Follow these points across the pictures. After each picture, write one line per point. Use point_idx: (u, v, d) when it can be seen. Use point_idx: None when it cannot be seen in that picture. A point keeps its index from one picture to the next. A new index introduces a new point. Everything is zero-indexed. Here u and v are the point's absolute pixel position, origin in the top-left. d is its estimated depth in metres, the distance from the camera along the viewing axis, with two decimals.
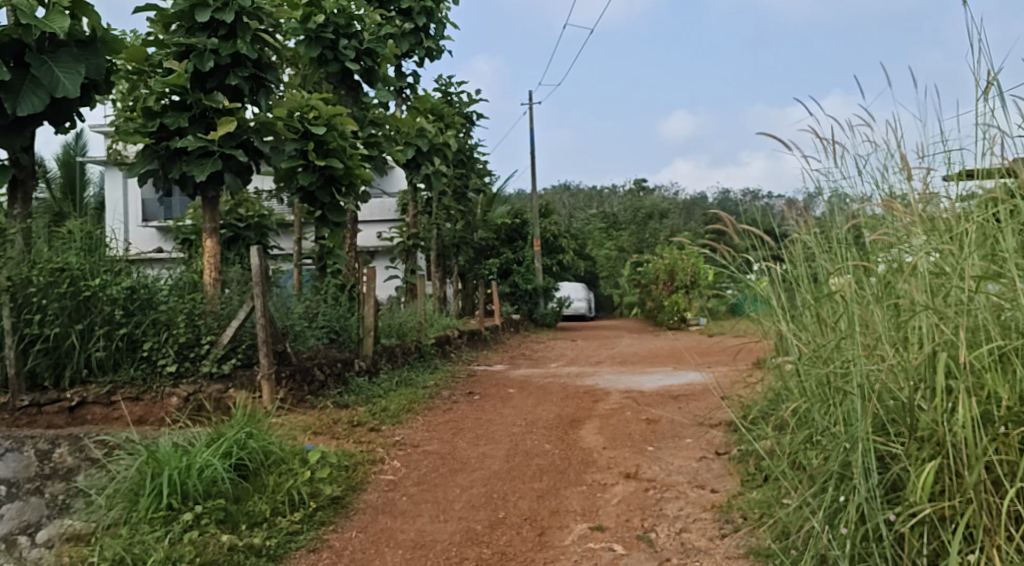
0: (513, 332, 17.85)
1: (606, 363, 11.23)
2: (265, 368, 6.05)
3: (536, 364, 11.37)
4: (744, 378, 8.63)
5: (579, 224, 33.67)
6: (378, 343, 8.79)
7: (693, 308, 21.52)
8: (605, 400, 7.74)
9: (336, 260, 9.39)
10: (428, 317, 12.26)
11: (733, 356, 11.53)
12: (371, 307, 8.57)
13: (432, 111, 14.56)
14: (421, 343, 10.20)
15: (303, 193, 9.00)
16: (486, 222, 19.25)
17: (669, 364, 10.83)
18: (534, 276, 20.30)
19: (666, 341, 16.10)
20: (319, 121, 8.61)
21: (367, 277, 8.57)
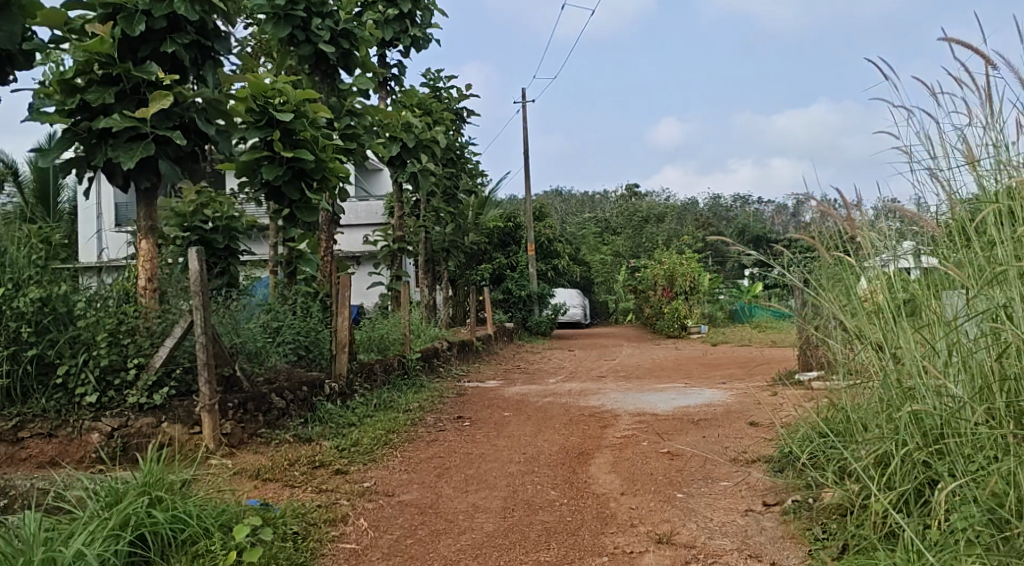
0: (507, 341, 16.81)
1: (609, 378, 10.20)
2: (205, 398, 5.03)
3: (533, 379, 10.32)
4: (769, 399, 7.59)
5: (574, 228, 32.59)
6: (354, 360, 7.70)
7: (694, 315, 20.50)
8: (615, 425, 6.71)
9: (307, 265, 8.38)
10: (414, 327, 11.19)
11: (748, 371, 10.50)
12: (345, 319, 7.39)
13: (418, 106, 13.50)
14: (406, 359, 9.11)
15: (269, 189, 7.93)
16: (477, 226, 18.18)
17: (680, 380, 9.78)
18: (528, 281, 19.35)
19: (670, 351, 15.05)
20: (286, 106, 7.61)
21: (342, 284, 7.44)
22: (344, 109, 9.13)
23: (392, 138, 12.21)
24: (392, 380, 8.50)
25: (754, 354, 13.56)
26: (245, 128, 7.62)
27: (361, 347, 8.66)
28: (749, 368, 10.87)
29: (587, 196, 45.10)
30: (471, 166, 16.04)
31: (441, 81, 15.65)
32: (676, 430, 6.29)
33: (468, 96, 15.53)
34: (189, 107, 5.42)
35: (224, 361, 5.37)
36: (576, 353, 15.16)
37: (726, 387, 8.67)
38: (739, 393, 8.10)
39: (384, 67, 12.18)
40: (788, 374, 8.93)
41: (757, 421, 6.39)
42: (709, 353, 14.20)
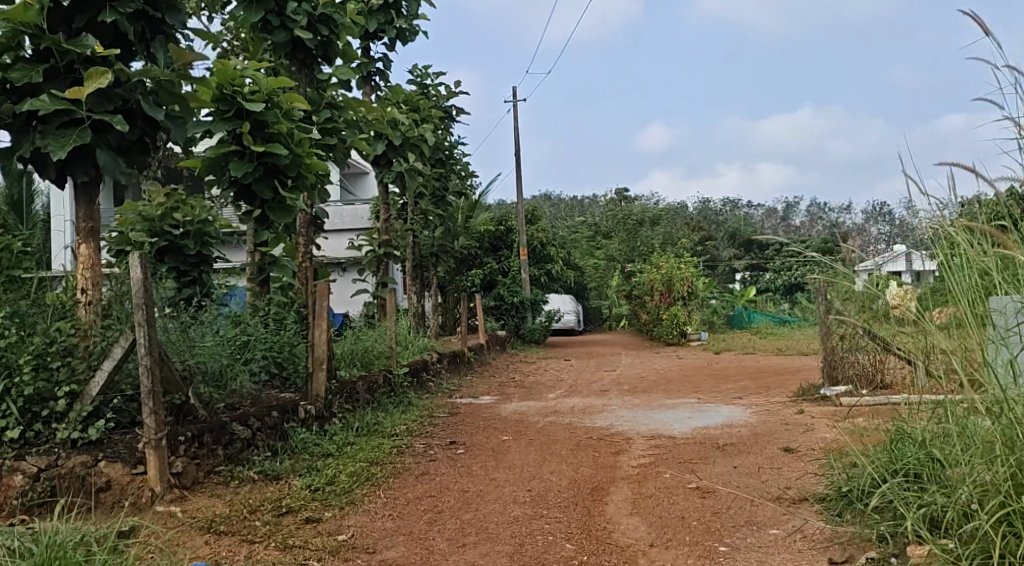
0: (500, 351, 16.01)
1: (613, 393, 9.40)
2: (150, 432, 4.22)
3: (530, 395, 9.51)
4: (796, 419, 6.81)
5: (566, 231, 31.81)
6: (334, 378, 6.89)
7: (693, 322, 19.73)
8: (628, 451, 5.92)
9: (280, 272, 7.62)
10: (402, 338, 10.41)
11: (762, 385, 9.71)
12: (323, 333, 6.57)
13: (405, 102, 12.71)
14: (392, 375, 8.30)
15: (239, 188, 7.14)
16: (467, 229, 17.38)
17: (691, 394, 9.02)
18: (521, 287, 18.56)
19: (671, 361, 14.28)
20: (257, 95, 6.82)
21: (320, 293, 6.60)
22: (324, 102, 8.36)
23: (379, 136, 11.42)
24: (377, 400, 7.69)
25: (762, 364, 12.80)
26: (211, 120, 6.83)
27: (341, 362, 7.84)
28: (763, 381, 10.08)
29: (579, 199, 44.33)
30: (461, 167, 15.25)
31: (429, 78, 14.86)
32: (700, 458, 5.51)
33: (457, 93, 14.75)
34: (134, 88, 4.61)
35: (175, 387, 4.56)
36: (573, 363, 14.37)
37: (743, 405, 7.89)
38: (760, 412, 7.31)
39: (368, 60, 11.39)
40: (811, 390, 8.16)
41: (792, 449, 5.61)
42: (714, 363, 13.43)
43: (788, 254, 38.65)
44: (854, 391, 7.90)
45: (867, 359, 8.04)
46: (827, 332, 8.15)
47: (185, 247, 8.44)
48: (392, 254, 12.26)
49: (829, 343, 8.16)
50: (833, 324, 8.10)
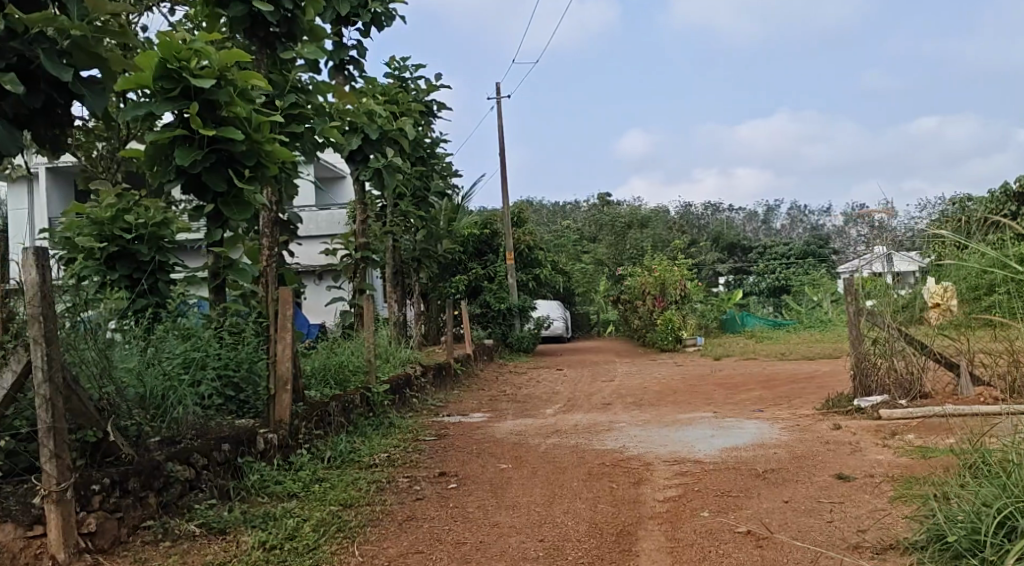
0: (487, 361, 15.07)
1: (618, 407, 8.48)
2: (49, 482, 3.30)
3: (526, 411, 8.58)
4: (836, 437, 5.92)
5: (552, 234, 30.89)
6: (300, 399, 5.95)
7: (689, 326, 18.85)
8: (651, 482, 5.01)
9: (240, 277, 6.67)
10: (382, 349, 9.45)
11: (780, 395, 8.83)
12: (286, 348, 5.68)
13: (381, 94, 11.79)
14: (371, 394, 7.35)
15: (188, 178, 6.23)
16: (451, 233, 16.45)
17: (704, 407, 8.11)
18: (508, 293, 17.65)
19: (672, 369, 13.39)
20: (206, 71, 6.02)
21: (284, 302, 5.67)
22: (289, 86, 7.53)
23: (354, 130, 10.54)
24: (353, 423, 6.76)
25: (770, 372, 11.92)
26: (153, 101, 6.01)
27: (312, 380, 6.89)
28: (779, 391, 9.20)
29: (564, 203, 43.46)
30: (444, 166, 14.35)
31: (407, 70, 13.97)
32: (739, 489, 4.61)
33: (438, 87, 13.85)
34: (34, 41, 3.63)
35: (88, 422, 3.64)
36: (566, 373, 13.44)
37: (769, 420, 6.99)
38: (791, 428, 6.42)
39: (341, 47, 10.48)
40: (841, 399, 7.28)
41: (847, 475, 4.72)
42: (718, 370, 12.53)
43: (777, 256, 37.92)
44: (892, 400, 7.03)
45: (904, 364, 7.08)
46: (858, 335, 7.23)
47: (140, 252, 7.42)
48: (371, 258, 11.31)
49: (861, 349, 7.23)
50: (864, 326, 7.20)
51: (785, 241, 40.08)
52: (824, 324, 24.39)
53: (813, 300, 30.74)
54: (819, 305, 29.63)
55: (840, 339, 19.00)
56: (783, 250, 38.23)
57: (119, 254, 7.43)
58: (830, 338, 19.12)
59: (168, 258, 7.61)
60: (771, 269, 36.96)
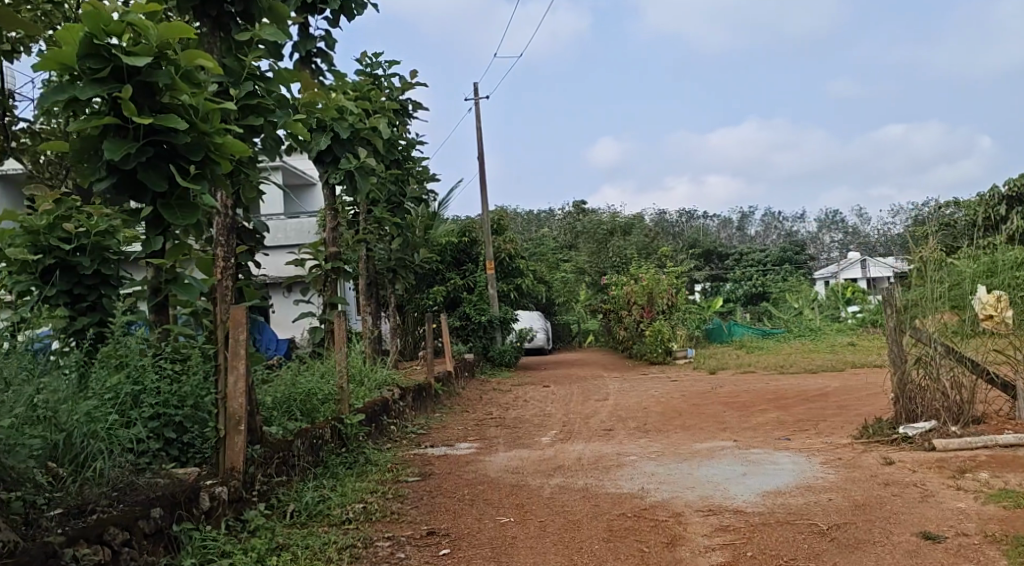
0: (469, 378, 14.07)
1: (622, 435, 7.51)
2: None
3: (519, 440, 7.59)
4: (895, 478, 5.02)
5: (530, 240, 29.93)
6: (256, 440, 4.96)
7: (679, 337, 17.94)
8: (690, 541, 4.09)
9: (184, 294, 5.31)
10: (356, 371, 8.44)
11: (801, 418, 7.91)
12: (240, 380, 4.66)
13: (352, 90, 10.82)
14: (342, 426, 6.35)
15: (122, 177, 5.20)
16: (427, 241, 15.48)
17: (721, 434, 7.19)
18: (488, 304, 16.66)
19: (667, 385, 12.50)
20: (142, 48, 5.03)
21: (233, 323, 4.65)
22: (246, 73, 6.55)
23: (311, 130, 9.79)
24: (322, 463, 5.79)
25: (776, 388, 11.03)
26: (78, 84, 5.01)
27: (273, 413, 5.88)
28: (799, 413, 8.29)
29: (540, 211, 42.50)
30: (420, 170, 13.36)
31: (380, 67, 13.00)
32: (805, 555, 3.73)
33: (414, 84, 12.91)
34: None
35: None
36: (555, 391, 12.47)
37: (803, 453, 6.07)
38: (836, 466, 5.51)
39: (308, 38, 9.50)
40: (882, 427, 6.38)
41: (934, 534, 3.86)
42: (719, 387, 11.61)
43: (755, 262, 37.30)
44: (942, 428, 6.14)
45: (951, 384, 6.23)
46: (900, 354, 6.35)
47: (81, 264, 6.33)
48: (343, 269, 10.28)
49: (903, 368, 6.36)
50: (907, 342, 6.35)
51: (765, 247, 39.46)
52: (813, 333, 23.61)
53: (794, 308, 30.17)
54: (805, 313, 28.92)
55: (835, 348, 18.30)
56: (762, 257, 37.61)
57: (57, 267, 6.34)
58: (824, 349, 18.34)
59: (114, 271, 6.48)
60: (747, 276, 36.49)
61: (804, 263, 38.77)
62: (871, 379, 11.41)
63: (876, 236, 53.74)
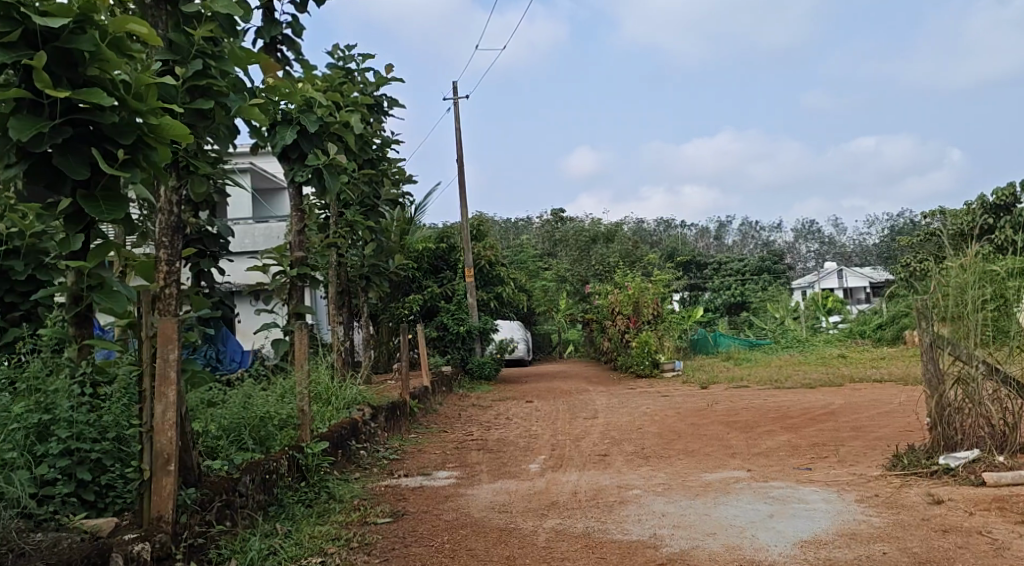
0: (447, 393, 13.22)
1: (620, 462, 6.70)
2: None
3: (504, 468, 6.75)
4: (952, 523, 4.27)
5: (510, 248, 29.14)
6: (190, 481, 4.11)
7: (665, 349, 17.15)
8: None
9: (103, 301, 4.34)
10: (322, 389, 7.58)
11: (815, 443, 7.15)
12: (169, 409, 3.79)
13: (322, 81, 9.99)
14: (301, 457, 5.52)
15: (37, 163, 4.30)
16: (402, 247, 14.64)
17: (732, 463, 6.41)
18: (467, 314, 15.79)
19: (658, 401, 11.72)
20: (59, 8, 4.10)
21: (164, 340, 3.79)
22: (195, 50, 5.71)
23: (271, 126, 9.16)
24: (276, 503, 4.97)
25: (777, 405, 10.28)
26: None
27: (221, 448, 5.03)
28: (811, 436, 7.53)
29: (518, 218, 41.60)
30: (396, 171, 12.52)
31: (353, 61, 12.18)
32: None
33: (388, 79, 12.09)
34: None
35: None
36: (539, 407, 11.65)
37: (833, 487, 5.31)
38: (876, 506, 4.75)
39: (273, 23, 8.68)
40: (917, 457, 5.63)
41: None
42: (714, 404, 10.83)
43: (734, 271, 36.57)
44: (988, 458, 5.38)
45: (994, 408, 5.50)
46: (937, 373, 5.64)
47: (12, 271, 5.46)
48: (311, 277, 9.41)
49: (940, 389, 5.63)
50: (944, 359, 5.65)
51: (745, 257, 38.87)
52: (800, 345, 22.91)
53: (777, 318, 29.63)
54: (788, 324, 28.30)
55: (826, 361, 17.67)
56: (741, 266, 37.00)
57: None
58: (815, 361, 17.70)
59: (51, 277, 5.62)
60: (725, 286, 36.00)
61: (785, 273, 38.29)
62: (877, 396, 10.68)
63: (854, 247, 53.44)
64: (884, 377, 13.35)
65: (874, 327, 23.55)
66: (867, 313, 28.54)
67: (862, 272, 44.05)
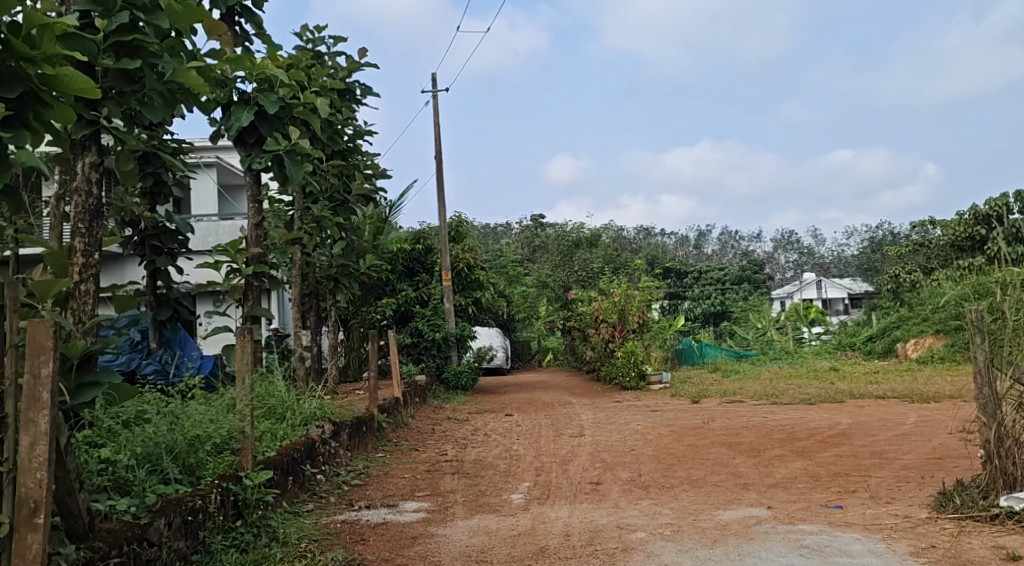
0: (420, 404, 12.28)
1: (617, 494, 5.79)
2: None
3: (482, 499, 5.82)
4: None
5: (490, 251, 28.23)
6: (75, 533, 3.21)
7: (652, 359, 16.29)
8: None
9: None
10: (276, 404, 6.63)
11: (837, 473, 6.30)
12: (42, 441, 2.84)
13: (286, 60, 9.04)
14: (238, 489, 4.56)
15: None
16: (375, 249, 13.71)
17: (747, 497, 5.52)
18: (444, 319, 14.81)
19: (649, 416, 10.84)
20: None
21: (36, 350, 2.85)
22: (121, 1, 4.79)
23: (224, 108, 8.18)
24: (200, 550, 4.06)
25: (780, 424, 9.44)
26: None
27: (136, 484, 4.08)
28: (829, 464, 6.69)
29: (498, 223, 40.62)
30: (369, 164, 11.57)
31: (322, 45, 11.24)
32: None
33: (361, 63, 11.16)
34: None
35: None
36: (520, 422, 10.74)
37: (878, 534, 4.45)
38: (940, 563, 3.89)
39: None
40: (972, 496, 4.79)
41: None
42: (710, 421, 9.95)
43: (714, 280, 35.73)
44: None
45: None
46: (995, 398, 4.80)
47: None
48: (269, 275, 8.44)
49: (999, 416, 4.78)
50: (1004, 382, 4.81)
51: (726, 266, 38.20)
52: (787, 357, 22.14)
53: (759, 328, 28.92)
54: (771, 334, 27.63)
55: (818, 374, 16.93)
56: (720, 275, 36.17)
57: None
58: (807, 374, 16.94)
59: None
60: (706, 295, 35.34)
61: (766, 283, 37.72)
62: (885, 415, 9.86)
63: (832, 258, 53.11)
64: (886, 393, 12.57)
65: (861, 339, 22.86)
66: (851, 324, 27.94)
67: (841, 284, 43.65)
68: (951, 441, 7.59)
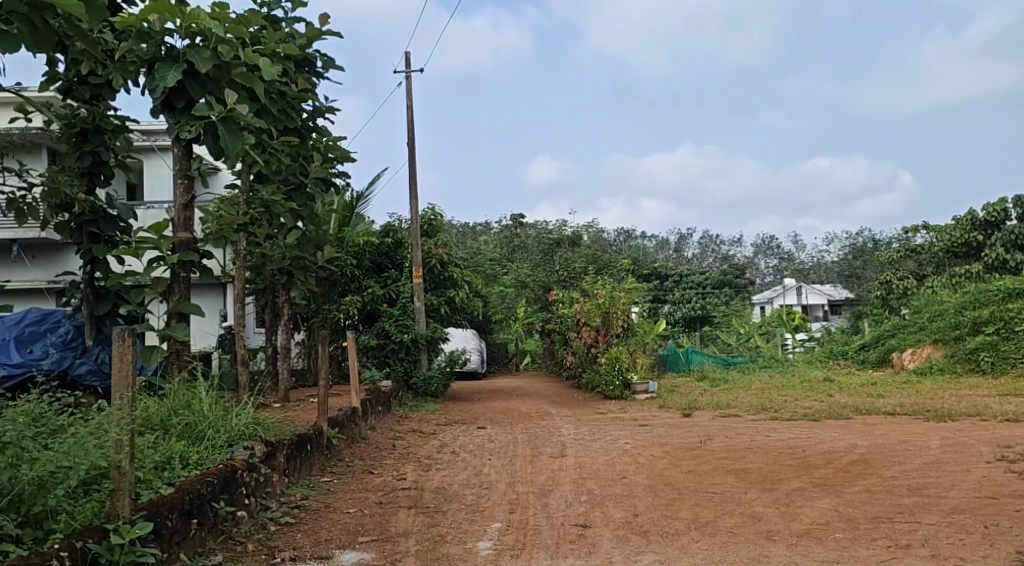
0: (383, 414, 11.04)
1: (610, 544, 4.61)
2: None
3: (441, 549, 4.61)
4: None
5: (467, 248, 26.90)
6: None
7: (637, 367, 15.13)
8: None
9: None
10: (199, 420, 5.41)
11: (877, 517, 5.17)
12: None
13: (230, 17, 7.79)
14: (98, 550, 3.36)
15: None
16: (337, 241, 12.45)
17: (774, 552, 4.37)
18: (413, 320, 13.58)
19: (638, 433, 9.65)
20: None
21: None
22: None
23: (150, 67, 6.92)
24: None
25: (788, 446, 8.29)
26: None
27: None
28: (864, 503, 5.56)
29: (476, 222, 39.16)
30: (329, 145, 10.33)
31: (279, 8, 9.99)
32: None
33: (322, 31, 9.93)
34: None
35: None
36: (494, 437, 9.52)
37: None
38: None
39: None
40: None
41: None
42: (708, 441, 8.78)
43: (696, 284, 34.66)
44: None
45: None
46: None
47: None
48: (198, 264, 7.16)
49: None
50: None
51: (707, 269, 37.17)
52: (777, 365, 21.09)
53: (741, 334, 27.86)
54: (755, 339, 26.59)
55: (812, 384, 15.92)
56: (702, 279, 35.03)
57: None
58: (801, 385, 15.89)
59: None
60: (687, 299, 34.27)
61: (747, 288, 36.76)
62: (903, 437, 8.75)
63: (813, 263, 52.41)
64: (894, 409, 11.52)
65: (852, 347, 21.92)
66: (838, 332, 26.97)
67: (823, 290, 42.90)
68: (995, 475, 6.49)
